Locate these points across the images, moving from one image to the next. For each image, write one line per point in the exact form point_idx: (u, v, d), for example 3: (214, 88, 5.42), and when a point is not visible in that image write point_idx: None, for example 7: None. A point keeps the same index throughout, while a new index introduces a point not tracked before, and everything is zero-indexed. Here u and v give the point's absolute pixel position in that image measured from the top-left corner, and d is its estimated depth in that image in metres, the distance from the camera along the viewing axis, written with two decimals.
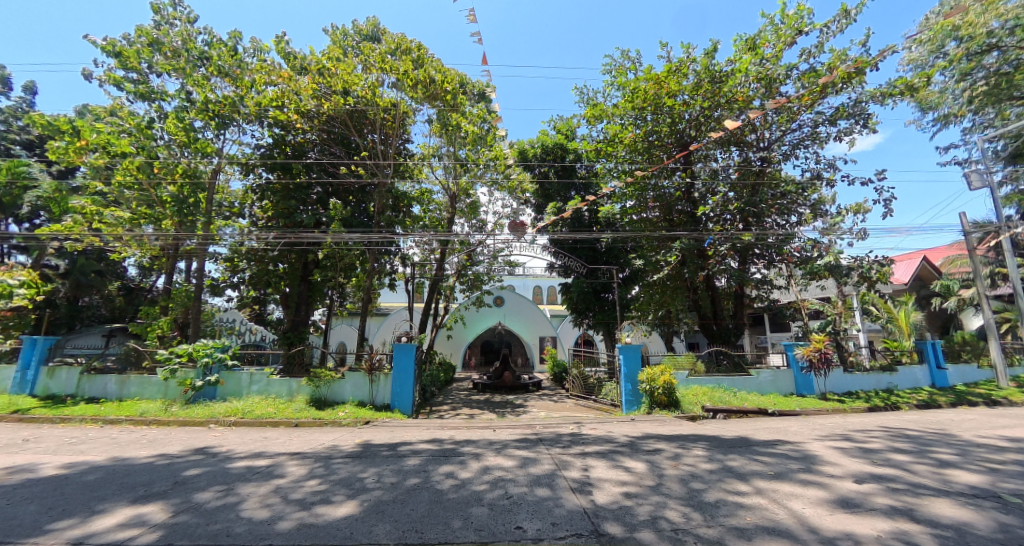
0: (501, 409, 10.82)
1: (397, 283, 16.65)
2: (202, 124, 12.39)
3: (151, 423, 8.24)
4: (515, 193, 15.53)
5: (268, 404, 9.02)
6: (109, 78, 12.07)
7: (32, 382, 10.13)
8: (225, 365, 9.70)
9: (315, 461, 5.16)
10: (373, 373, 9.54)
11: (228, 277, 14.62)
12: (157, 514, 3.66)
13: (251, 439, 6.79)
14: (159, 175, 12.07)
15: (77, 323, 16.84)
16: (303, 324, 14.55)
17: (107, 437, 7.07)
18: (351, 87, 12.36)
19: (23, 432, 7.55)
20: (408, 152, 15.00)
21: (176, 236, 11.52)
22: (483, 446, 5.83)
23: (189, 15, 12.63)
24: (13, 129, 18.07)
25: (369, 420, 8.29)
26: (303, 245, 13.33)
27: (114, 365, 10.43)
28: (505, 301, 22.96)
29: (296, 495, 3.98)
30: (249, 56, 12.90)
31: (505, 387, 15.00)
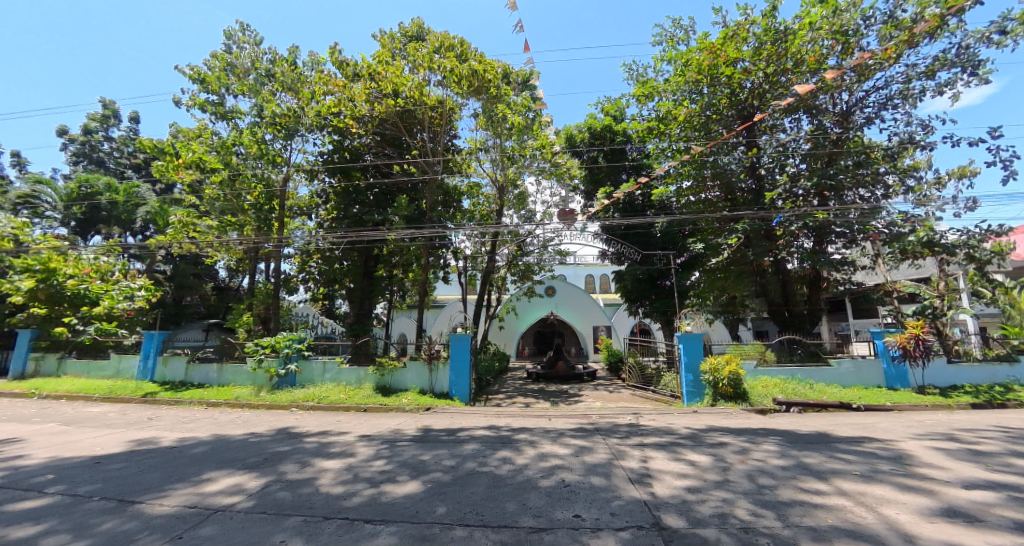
0: (556, 398, 10.84)
1: (451, 275, 17.15)
2: (272, 136, 13.48)
3: (243, 406, 9.26)
4: (563, 180, 15.28)
5: (339, 391, 9.77)
6: (195, 102, 13.51)
7: (151, 370, 11.81)
8: (302, 354, 10.64)
9: (382, 443, 5.51)
10: (431, 362, 9.96)
11: (300, 274, 15.96)
12: (250, 485, 4.12)
13: (326, 422, 7.42)
14: (240, 186, 13.44)
15: (182, 319, 19.31)
16: (367, 317, 15.55)
17: (209, 417, 8.07)
18: (400, 89, 12.84)
19: (146, 411, 8.84)
20: (455, 148, 15.32)
21: (256, 241, 12.74)
22: (538, 434, 5.88)
23: (255, 37, 13.76)
24: (126, 154, 21.00)
25: (430, 407, 8.67)
26: (365, 242, 14.22)
27: (212, 354, 11.82)
28: (557, 290, 22.89)
29: (366, 473, 4.29)
30: (308, 69, 13.81)
31: (558, 376, 15.01)
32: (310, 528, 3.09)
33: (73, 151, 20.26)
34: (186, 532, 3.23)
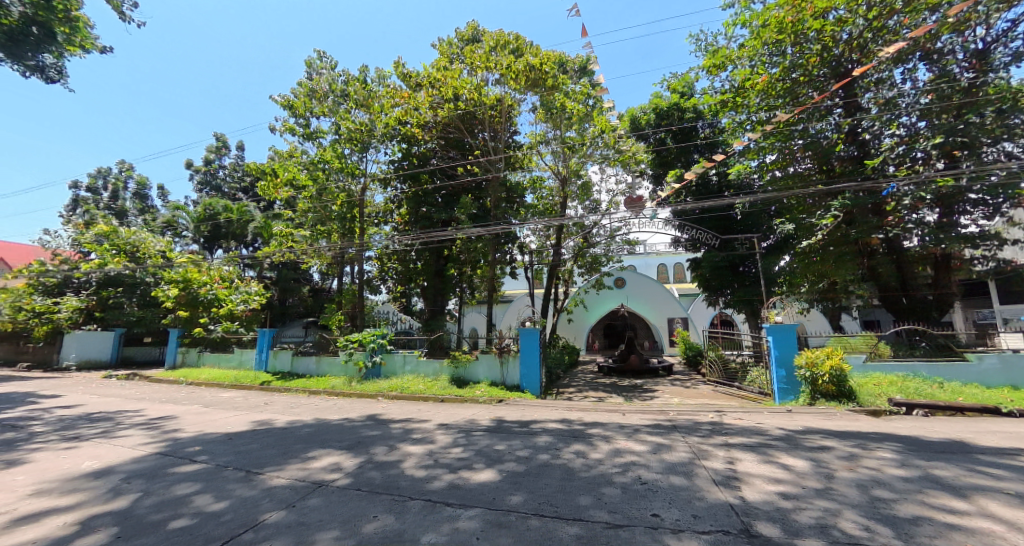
0: (630, 393, 10.49)
1: (518, 270, 17.35)
2: (350, 150, 14.67)
3: (338, 394, 10.27)
4: (629, 166, 14.65)
5: (419, 382, 10.40)
6: (286, 126, 15.16)
7: (264, 362, 13.57)
8: (385, 348, 11.50)
9: (459, 432, 5.77)
10: (502, 355, 10.18)
11: (380, 275, 17.24)
12: (346, 464, 4.56)
13: (408, 410, 7.95)
14: (327, 198, 14.89)
15: (286, 318, 21.92)
16: (441, 313, 16.34)
17: (311, 404, 9.08)
18: (460, 92, 13.25)
19: (262, 397, 10.21)
20: (516, 143, 15.42)
21: (341, 247, 14.00)
22: (612, 429, 5.73)
23: (329, 61, 15.04)
24: (236, 177, 24.29)
25: (503, 399, 8.88)
26: (436, 242, 14.91)
27: (311, 348, 13.26)
28: (627, 282, 22.10)
29: (445, 459, 4.52)
30: (377, 85, 14.78)
31: (631, 370, 14.51)
32: (398, 507, 3.34)
33: (197, 179, 23.92)
34: (296, 504, 3.67)
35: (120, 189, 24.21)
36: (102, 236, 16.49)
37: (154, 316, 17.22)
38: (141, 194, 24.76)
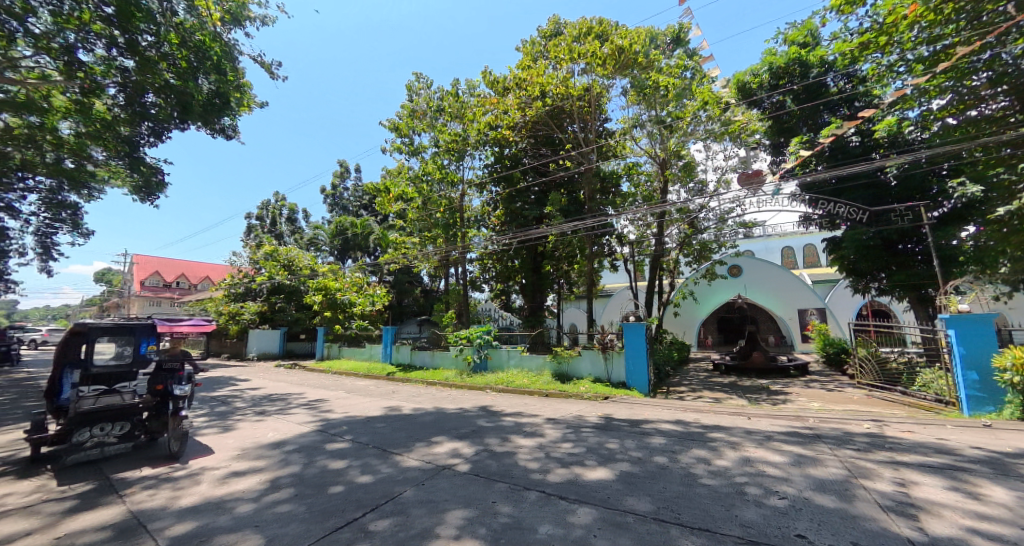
0: (755, 394, 9.37)
1: (617, 263, 16.74)
2: (448, 160, 15.69)
3: (451, 385, 11.13)
4: (740, 139, 13.08)
5: (524, 376, 10.69)
6: (393, 146, 16.82)
7: (389, 355, 15.33)
8: (491, 344, 12.09)
9: (568, 427, 5.79)
10: (606, 351, 9.93)
11: (482, 274, 18.19)
12: (464, 452, 4.92)
13: (516, 404, 8.23)
14: (431, 206, 16.16)
15: (403, 316, 24.42)
16: (540, 309, 16.54)
17: (430, 394, 10.00)
18: (546, 88, 13.26)
19: (390, 386, 11.57)
20: (608, 132, 14.89)
21: (445, 250, 15.12)
22: (737, 434, 5.18)
23: (425, 81, 16.32)
24: (358, 196, 27.80)
25: (609, 396, 8.66)
26: (532, 239, 15.15)
27: (426, 343, 14.58)
28: (744, 269, 19.81)
29: (556, 453, 4.58)
30: (467, 95, 15.54)
31: (755, 369, 12.97)
32: (515, 496, 3.48)
33: (329, 201, 28.06)
34: (426, 483, 4.07)
35: (277, 215, 29.58)
36: (267, 254, 20.37)
37: (305, 317, 20.74)
38: (291, 218, 29.98)
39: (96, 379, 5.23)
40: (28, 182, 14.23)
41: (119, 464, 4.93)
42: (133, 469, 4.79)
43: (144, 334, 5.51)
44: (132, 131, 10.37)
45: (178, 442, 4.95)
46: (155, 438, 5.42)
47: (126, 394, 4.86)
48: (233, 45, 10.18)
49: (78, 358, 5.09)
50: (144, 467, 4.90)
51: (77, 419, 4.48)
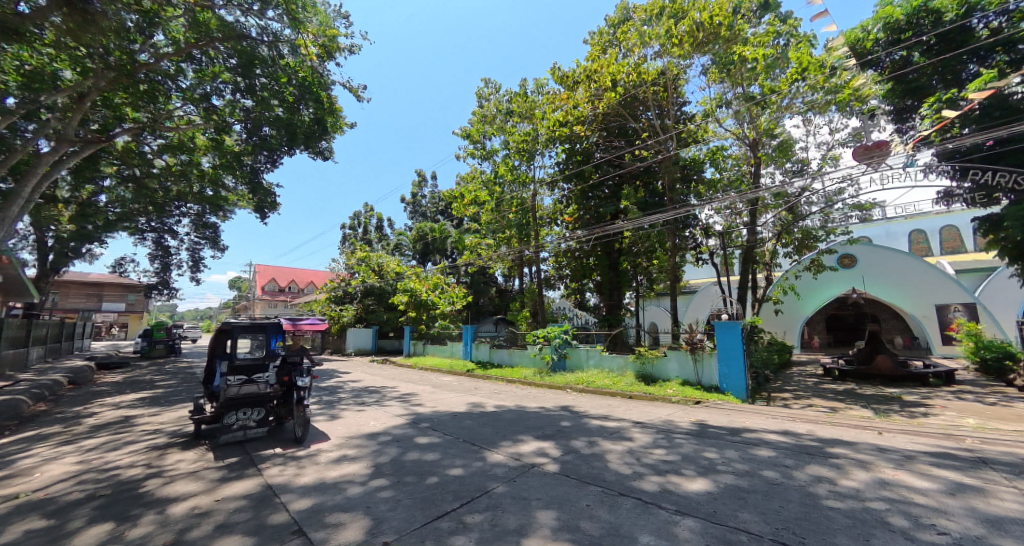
0: (883, 405, 8.08)
1: (702, 256, 15.62)
2: (519, 161, 15.93)
3: (531, 383, 11.25)
4: (849, 107, 11.40)
5: (605, 377, 10.43)
6: (467, 152, 17.47)
7: (469, 353, 15.97)
8: (569, 342, 12.01)
9: (658, 432, 5.52)
10: (695, 352, 9.28)
11: (557, 273, 18.13)
12: (551, 452, 4.92)
13: (599, 405, 8.06)
14: (505, 208, 16.46)
15: (481, 315, 25.29)
16: (619, 307, 16.02)
17: (511, 391, 10.22)
18: (617, 77, 12.82)
19: (472, 382, 12.05)
20: (687, 116, 13.94)
21: (519, 250, 15.35)
22: (867, 452, 4.50)
23: (494, 86, 16.74)
24: (436, 202, 29.41)
25: (700, 400, 8.07)
26: (608, 236, 14.70)
27: (504, 342, 14.93)
28: (863, 259, 17.15)
29: (649, 459, 4.38)
30: (536, 94, 15.59)
31: (879, 375, 11.22)
32: (609, 501, 3.40)
33: (410, 209, 30.10)
34: (516, 480, 4.14)
35: (367, 224, 32.48)
36: (359, 260, 22.47)
37: (393, 317, 22.50)
38: (378, 226, 32.73)
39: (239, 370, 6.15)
40: (180, 209, 17.41)
41: (258, 444, 5.76)
42: (269, 449, 5.56)
43: (273, 332, 6.30)
44: (252, 159, 12.71)
45: (303, 428, 5.63)
46: (284, 423, 6.22)
47: (262, 384, 5.67)
48: (327, 75, 11.38)
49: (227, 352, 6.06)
50: (277, 447, 5.65)
51: (228, 403, 5.34)
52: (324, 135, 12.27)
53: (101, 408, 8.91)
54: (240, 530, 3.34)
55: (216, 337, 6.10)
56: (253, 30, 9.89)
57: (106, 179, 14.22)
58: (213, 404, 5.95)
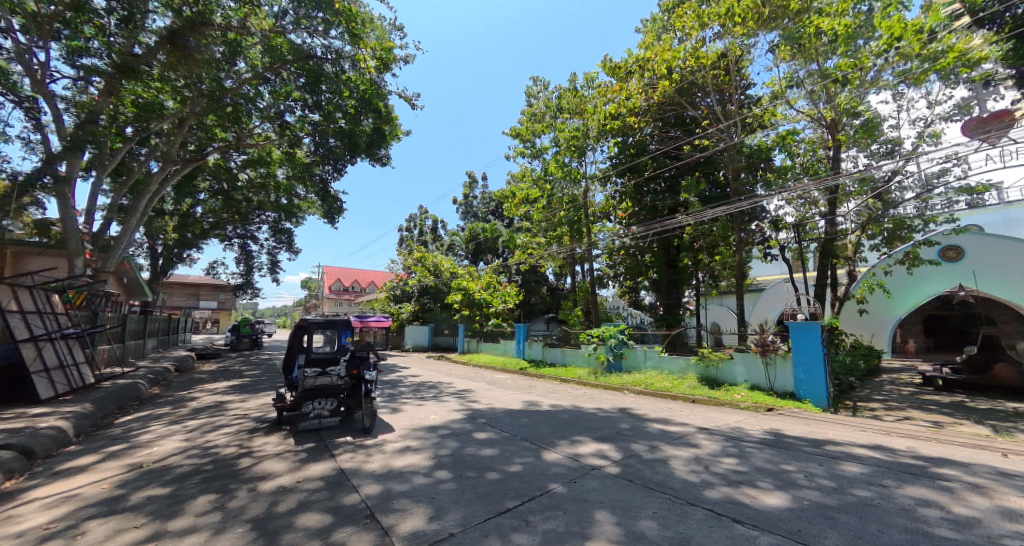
0: (1001, 421, 6.98)
1: (771, 251, 14.48)
2: (570, 158, 15.74)
3: (585, 383, 11.09)
4: (951, 76, 9.95)
5: (665, 379, 10.01)
6: (517, 152, 17.53)
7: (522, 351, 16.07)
8: (625, 342, 11.71)
9: (727, 440, 5.18)
10: (766, 355, 8.60)
11: (610, 271, 17.73)
12: (611, 454, 4.80)
13: (659, 409, 7.75)
14: (556, 205, 16.30)
15: (533, 314, 25.35)
16: (678, 306, 15.32)
17: (566, 391, 10.13)
18: (673, 63, 12.21)
19: (526, 381, 12.12)
20: (752, 99, 12.97)
21: (572, 248, 15.16)
22: (984, 475, 3.91)
23: (542, 83, 16.66)
24: (487, 203, 29.93)
25: (772, 407, 7.45)
26: (666, 231, 14.02)
27: (557, 341, 14.84)
28: (972, 251, 14.96)
29: (719, 469, 4.12)
30: (586, 89, 15.29)
31: (995, 386, 9.73)
32: (676, 510, 3.23)
33: (462, 210, 30.88)
34: (576, 481, 4.07)
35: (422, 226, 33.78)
36: (416, 261, 23.45)
37: (448, 315, 23.25)
38: (432, 227, 33.96)
39: (314, 363, 6.64)
40: (260, 217, 19.24)
41: (331, 433, 6.19)
42: (341, 437, 5.95)
43: (343, 328, 6.75)
44: (320, 169, 13.73)
45: (371, 419, 5.95)
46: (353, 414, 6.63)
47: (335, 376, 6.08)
48: (384, 85, 11.92)
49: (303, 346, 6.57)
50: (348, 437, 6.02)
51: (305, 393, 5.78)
52: (382, 143, 12.93)
53: (200, 393, 10.10)
54: (318, 509, 3.59)
55: (294, 332, 6.65)
56: (319, 49, 10.66)
57: (201, 193, 16.09)
58: (292, 394, 6.48)
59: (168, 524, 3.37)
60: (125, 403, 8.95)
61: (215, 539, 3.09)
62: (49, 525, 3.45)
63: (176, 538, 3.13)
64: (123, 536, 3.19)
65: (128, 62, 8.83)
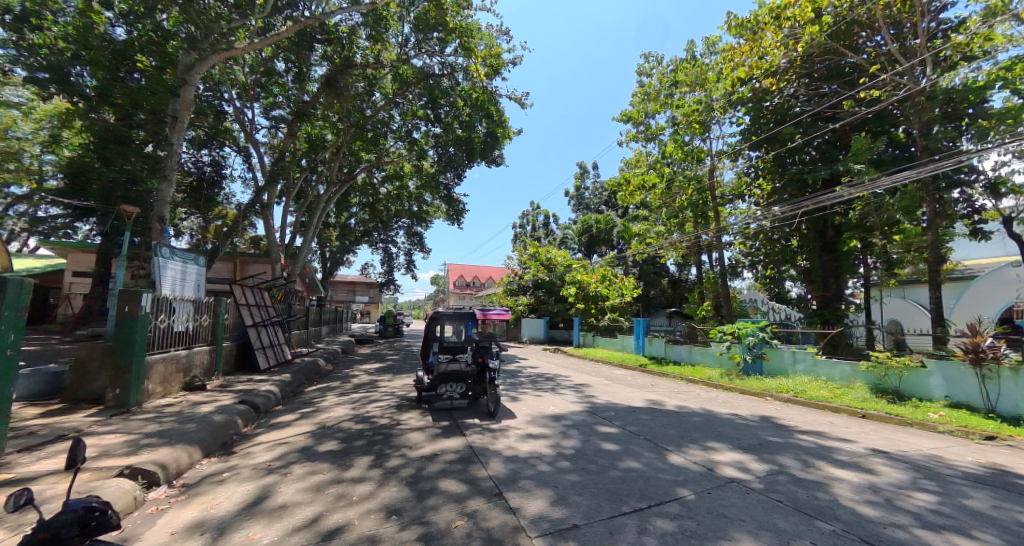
0: None
1: (983, 227, 11.04)
2: (691, 135, 14.34)
3: (717, 385, 10.04)
4: None
5: (822, 388, 8.45)
6: (630, 137, 16.58)
7: (641, 347, 15.36)
8: (768, 343, 10.29)
9: (919, 470, 4.14)
10: (984, 366, 6.58)
11: (745, 259, 15.64)
12: (754, 467, 4.26)
13: (815, 421, 6.60)
14: (676, 190, 14.98)
15: (652, 308, 23.97)
16: (838, 300, 12.80)
17: (694, 392, 9.32)
18: (823, 4, 10.08)
19: (647, 378, 11.54)
20: (950, 26, 9.91)
21: (696, 235, 13.81)
22: None
23: (656, 58, 15.41)
24: (599, 194, 29.16)
25: (992, 434, 5.65)
26: (821, 210, 11.67)
27: (682, 337, 13.75)
28: None
29: (908, 504, 3.30)
30: (708, 56, 13.68)
31: None
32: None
33: (574, 203, 30.64)
34: (712, 491, 3.70)
35: (535, 222, 34.57)
36: (530, 256, 24.14)
37: (563, 309, 23.42)
38: (544, 222, 34.52)
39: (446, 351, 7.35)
40: (397, 224, 22.01)
41: (462, 414, 6.77)
42: (470, 419, 6.45)
43: (469, 320, 7.31)
44: (444, 177, 15.06)
45: (496, 404, 6.29)
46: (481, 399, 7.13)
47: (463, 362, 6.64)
48: (495, 91, 12.43)
49: (437, 336, 7.34)
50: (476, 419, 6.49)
51: (438, 375, 6.47)
52: (496, 145, 13.51)
53: (360, 372, 12.09)
54: (455, 478, 3.96)
55: (429, 323, 7.48)
56: (438, 67, 11.70)
57: (354, 207, 19.16)
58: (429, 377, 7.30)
59: (344, 472, 4.11)
60: (310, 376, 11.23)
61: (378, 490, 3.66)
62: (269, 462, 4.52)
63: (351, 484, 3.79)
64: (315, 478, 4.00)
65: (301, 107, 11.12)
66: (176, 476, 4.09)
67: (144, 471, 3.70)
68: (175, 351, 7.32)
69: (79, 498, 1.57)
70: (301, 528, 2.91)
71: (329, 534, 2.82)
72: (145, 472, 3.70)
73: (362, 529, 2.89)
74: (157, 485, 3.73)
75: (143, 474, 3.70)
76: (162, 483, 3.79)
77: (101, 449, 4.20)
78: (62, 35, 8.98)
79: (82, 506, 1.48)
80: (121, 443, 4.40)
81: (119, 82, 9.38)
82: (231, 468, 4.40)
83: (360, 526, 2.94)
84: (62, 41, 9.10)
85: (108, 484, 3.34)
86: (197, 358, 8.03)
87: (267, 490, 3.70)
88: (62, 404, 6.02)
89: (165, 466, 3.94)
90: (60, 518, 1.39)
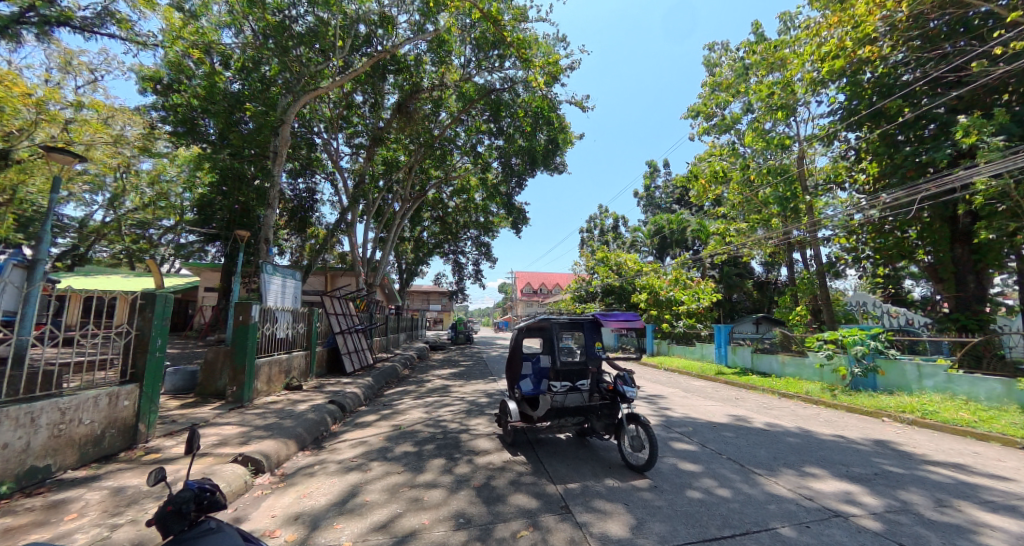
0: None
1: None
2: (772, 122, 13.05)
3: (817, 401, 8.84)
4: None
5: (960, 410, 7.03)
6: (699, 131, 15.59)
7: (724, 356, 14.14)
8: (883, 353, 8.89)
9: None
10: None
11: (847, 256, 13.69)
12: (867, 501, 3.64)
13: (952, 449, 5.48)
14: (758, 183, 13.69)
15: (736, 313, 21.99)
16: (978, 301, 10.65)
17: (789, 408, 8.29)
18: None
19: (732, 391, 10.59)
20: None
21: (783, 232, 12.39)
22: None
23: (723, 44, 14.35)
24: (670, 193, 27.70)
25: None
26: (943, 194, 9.88)
27: (772, 346, 12.43)
28: None
29: None
30: (786, 35, 12.41)
31: None
32: None
33: (643, 203, 29.43)
34: (812, 524, 3.23)
35: (604, 226, 33.88)
36: (598, 261, 23.63)
37: None
38: (613, 226, 33.70)
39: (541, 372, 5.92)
40: (466, 235, 22.95)
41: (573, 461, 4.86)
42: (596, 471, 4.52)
43: (592, 331, 5.43)
44: (507, 187, 15.47)
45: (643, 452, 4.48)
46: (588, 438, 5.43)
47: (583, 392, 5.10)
48: (555, 98, 12.39)
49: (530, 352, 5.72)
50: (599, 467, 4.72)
51: (553, 407, 4.95)
52: (557, 152, 13.54)
53: (434, 377, 12.70)
54: (525, 492, 3.94)
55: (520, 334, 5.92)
56: (499, 81, 12.14)
57: (426, 221, 20.39)
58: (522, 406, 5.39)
59: (419, 475, 4.31)
60: (391, 379, 12.09)
61: (449, 497, 3.76)
62: (352, 459, 4.91)
63: (424, 489, 3.96)
64: (393, 478, 4.25)
65: (378, 134, 12.23)
66: (278, 465, 4.63)
67: (253, 458, 4.24)
68: (277, 355, 8.34)
69: (197, 478, 1.71)
70: (379, 528, 3.12)
71: (404, 536, 2.98)
72: (253, 460, 4.24)
73: (434, 534, 3.02)
74: (263, 472, 4.25)
75: (252, 462, 4.24)
76: (266, 470, 4.31)
77: (221, 438, 4.92)
78: (193, 94, 10.82)
79: (199, 485, 1.62)
80: (237, 434, 5.12)
81: (233, 127, 11.07)
82: (321, 462, 4.86)
83: (432, 531, 3.06)
84: (193, 99, 10.96)
85: (226, 469, 3.89)
86: (296, 361, 9.07)
87: (350, 487, 4.02)
88: (195, 397, 7.16)
89: (269, 456, 4.47)
90: (181, 494, 1.56)
